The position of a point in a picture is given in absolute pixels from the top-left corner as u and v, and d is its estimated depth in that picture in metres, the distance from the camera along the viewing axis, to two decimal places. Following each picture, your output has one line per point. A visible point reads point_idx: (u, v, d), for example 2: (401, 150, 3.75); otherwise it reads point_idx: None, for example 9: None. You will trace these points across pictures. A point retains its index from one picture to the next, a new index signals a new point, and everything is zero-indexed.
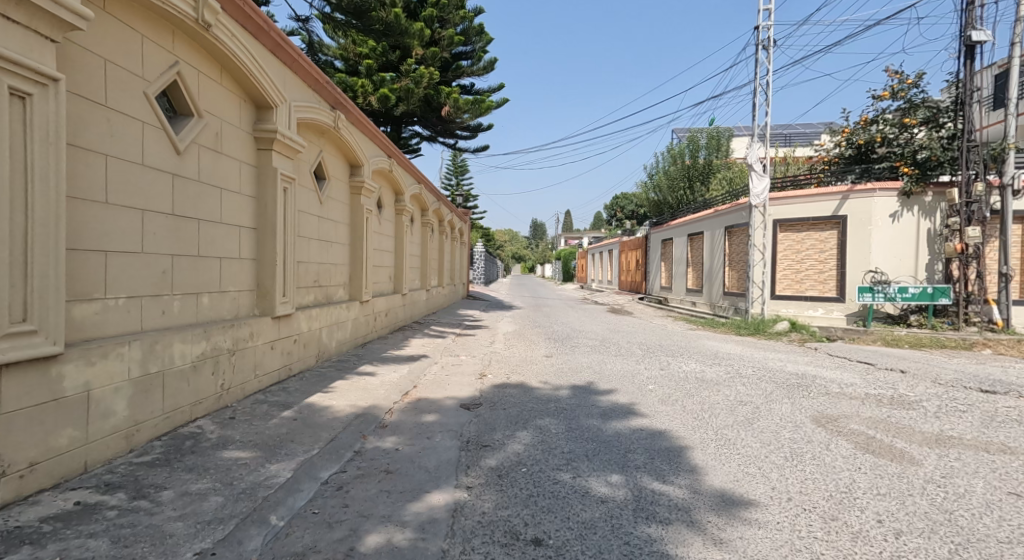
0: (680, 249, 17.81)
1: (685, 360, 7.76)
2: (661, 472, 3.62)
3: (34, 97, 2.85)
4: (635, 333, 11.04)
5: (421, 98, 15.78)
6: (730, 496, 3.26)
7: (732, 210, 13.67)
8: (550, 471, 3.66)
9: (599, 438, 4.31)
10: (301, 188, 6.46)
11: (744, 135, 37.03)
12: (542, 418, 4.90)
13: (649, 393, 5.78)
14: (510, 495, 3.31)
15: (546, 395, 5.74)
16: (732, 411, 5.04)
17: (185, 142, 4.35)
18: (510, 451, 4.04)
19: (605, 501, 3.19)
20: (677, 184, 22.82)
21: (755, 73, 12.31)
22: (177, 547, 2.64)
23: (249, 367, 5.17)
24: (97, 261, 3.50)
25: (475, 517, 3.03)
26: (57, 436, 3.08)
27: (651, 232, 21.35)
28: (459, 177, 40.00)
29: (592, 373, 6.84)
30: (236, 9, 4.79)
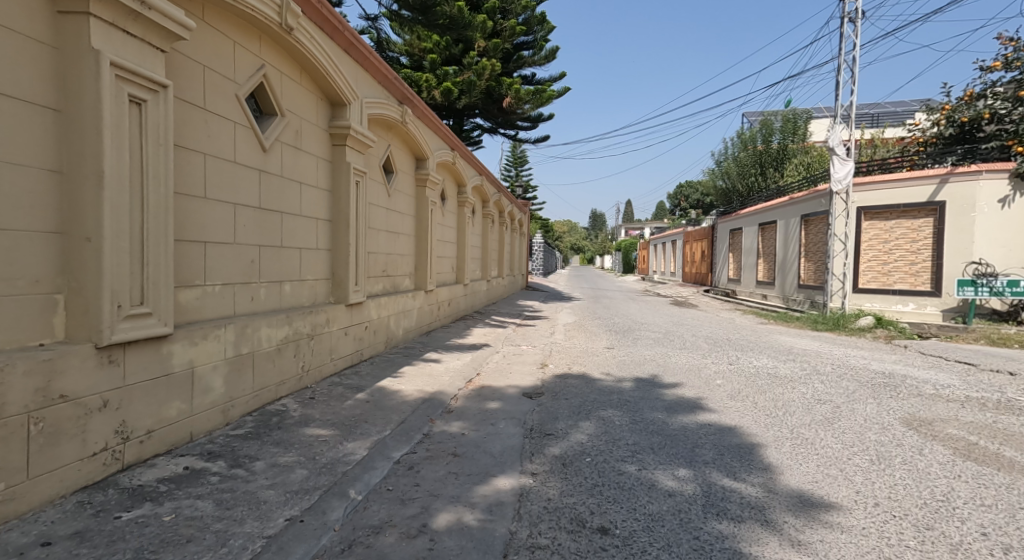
0: (749, 240, 17.13)
1: (757, 355, 7.51)
2: (732, 469, 3.56)
3: (147, 103, 3.10)
4: (703, 327, 10.76)
5: (483, 89, 15.98)
6: (808, 498, 3.17)
7: (810, 197, 12.98)
8: (615, 462, 3.69)
9: (664, 432, 4.29)
10: (371, 182, 6.75)
11: (824, 118, 34.95)
12: (605, 409, 4.92)
13: (717, 388, 5.66)
14: (575, 483, 3.37)
15: (609, 387, 5.75)
16: (809, 410, 4.85)
17: (270, 141, 4.67)
18: (573, 441, 4.10)
19: (672, 495, 3.19)
20: (748, 171, 21.91)
21: (840, 49, 11.59)
22: (271, 512, 2.88)
23: (325, 351, 5.50)
24: (197, 251, 3.82)
25: (541, 503, 3.11)
26: (167, 407, 3.42)
27: (719, 222, 20.64)
28: (520, 168, 40.23)
29: (657, 366, 6.78)
30: (314, 11, 5.05)
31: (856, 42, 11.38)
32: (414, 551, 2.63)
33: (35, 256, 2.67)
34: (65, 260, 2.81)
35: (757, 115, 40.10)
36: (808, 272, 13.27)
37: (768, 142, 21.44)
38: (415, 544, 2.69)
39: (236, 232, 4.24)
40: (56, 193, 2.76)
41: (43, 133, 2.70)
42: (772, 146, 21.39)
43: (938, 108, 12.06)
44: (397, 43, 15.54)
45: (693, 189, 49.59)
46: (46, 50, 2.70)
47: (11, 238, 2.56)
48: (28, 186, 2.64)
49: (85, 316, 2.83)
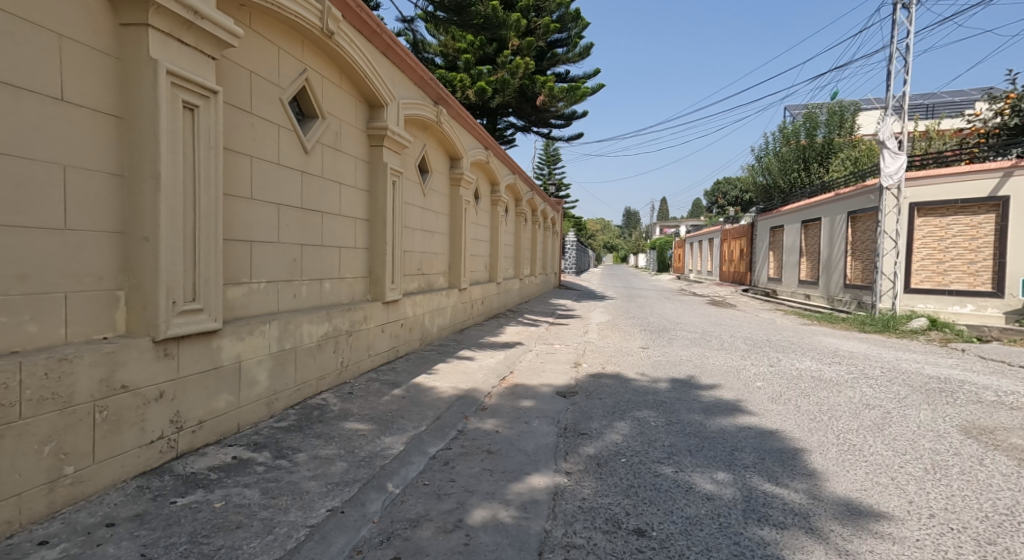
0: (791, 238, 16.68)
1: (799, 357, 7.32)
2: (774, 474, 3.50)
3: (199, 108, 3.24)
4: (741, 327, 10.54)
5: (517, 88, 16.03)
6: (856, 506, 3.10)
7: (857, 193, 12.55)
8: (650, 463, 3.67)
9: (702, 434, 4.25)
10: (407, 181, 6.87)
11: (874, 109, 33.79)
12: (640, 409, 4.90)
13: (757, 391, 5.55)
14: (610, 483, 3.38)
15: (645, 387, 5.72)
16: (857, 415, 4.72)
17: (312, 142, 4.81)
18: (608, 441, 4.11)
19: (711, 499, 3.17)
20: (791, 166, 21.35)
21: (892, 37, 11.16)
22: (313, 502, 2.99)
23: (363, 348, 5.64)
24: (243, 249, 3.97)
25: (576, 503, 3.13)
26: (217, 399, 3.58)
27: (759, 220, 20.17)
28: (553, 166, 40.18)
29: (693, 367, 6.69)
30: (353, 15, 5.18)
31: (910, 30, 10.93)
32: (451, 545, 2.68)
33: (100, 255, 2.81)
34: (125, 259, 2.95)
35: (799, 108, 38.86)
36: (854, 271, 12.85)
37: (812, 135, 20.79)
38: (452, 539, 2.74)
39: (280, 231, 4.39)
40: (117, 195, 2.90)
41: (106, 138, 2.83)
42: (816, 140, 20.74)
43: (1001, 97, 11.49)
44: (432, 44, 15.72)
45: (731, 185, 48.60)
46: (108, 60, 2.84)
47: (78, 237, 2.70)
48: (94, 189, 2.77)
49: (144, 311, 2.98)
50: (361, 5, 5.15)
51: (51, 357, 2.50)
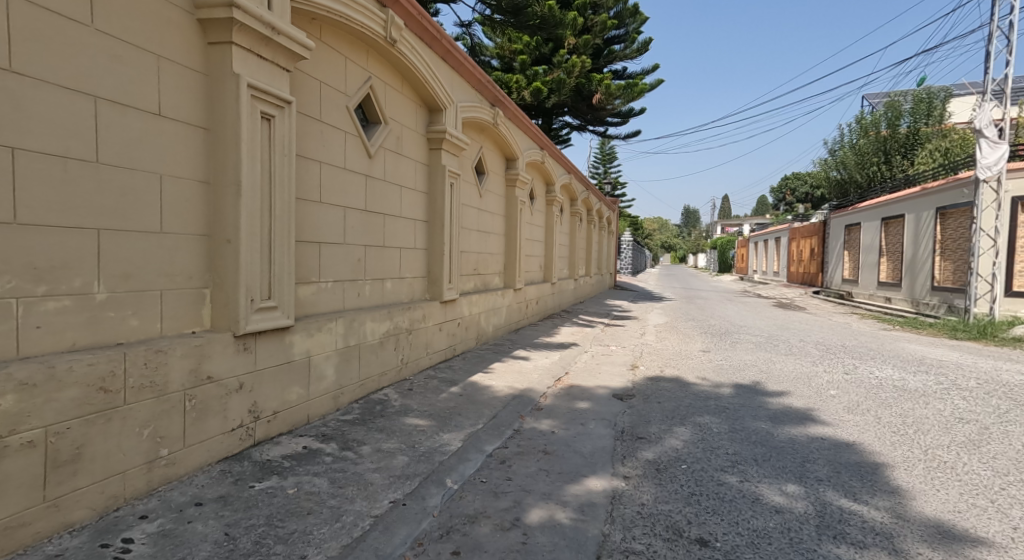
0: (869, 236, 15.79)
1: (879, 365, 6.92)
2: (852, 489, 3.36)
3: (275, 118, 3.45)
4: (810, 331, 10.06)
5: (574, 87, 16.01)
6: (947, 528, 2.92)
7: (948, 187, 11.77)
8: (713, 471, 3.60)
9: (769, 443, 4.12)
10: (464, 183, 7.01)
11: (969, 95, 31.34)
12: (702, 415, 4.80)
13: (831, 399, 5.31)
14: (670, 490, 3.34)
15: (706, 392, 5.59)
16: (948, 430, 4.43)
17: (375, 147, 5.01)
18: (667, 446, 4.05)
19: (780, 512, 3.07)
20: (869, 159, 20.22)
21: (993, 14, 10.34)
22: (377, 493, 3.12)
23: (422, 345, 5.81)
24: (312, 251, 4.19)
25: (635, 508, 3.12)
26: (289, 392, 3.80)
27: (832, 217, 19.25)
28: (609, 164, 39.73)
29: (758, 373, 6.48)
30: (414, 22, 5.35)
31: (1015, 6, 10.09)
32: (509, 543, 2.73)
33: (189, 256, 3.05)
34: (210, 260, 3.19)
35: (879, 97, 36.66)
36: (944, 272, 12.00)
37: (896, 125, 19.64)
38: (509, 537, 2.79)
39: (346, 233, 4.60)
40: (204, 201, 3.14)
41: (195, 149, 3.07)
42: (899, 130, 19.56)
43: None
44: (489, 47, 15.90)
45: (801, 182, 46.52)
46: (197, 76, 3.08)
47: (172, 240, 2.94)
48: (185, 196, 3.01)
49: (226, 308, 3.21)
50: (422, 13, 5.33)
51: (150, 349, 2.74)
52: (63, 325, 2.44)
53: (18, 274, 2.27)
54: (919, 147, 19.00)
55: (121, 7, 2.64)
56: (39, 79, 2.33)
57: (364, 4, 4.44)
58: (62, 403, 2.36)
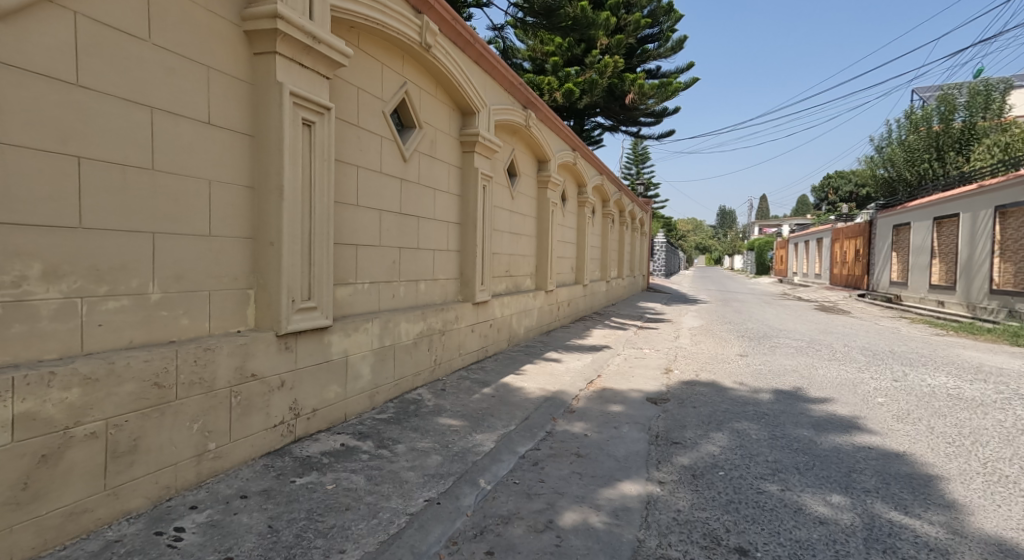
0: (920, 236, 15.23)
1: (931, 373, 6.64)
2: (903, 502, 3.24)
3: (316, 124, 3.56)
4: (855, 336, 9.73)
5: (606, 87, 15.93)
6: (1009, 546, 2.78)
7: (1008, 184, 11.28)
8: (752, 479, 3.53)
9: (812, 451, 4.02)
10: (496, 185, 7.07)
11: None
12: (739, 421, 4.71)
13: (878, 408, 5.14)
14: (707, 497, 3.29)
15: (744, 397, 5.48)
16: (1008, 442, 4.23)
17: (410, 151, 5.10)
18: (704, 452, 4.00)
19: (824, 523, 2.99)
20: (919, 156, 19.54)
21: None
22: (412, 491, 3.18)
23: (455, 346, 5.88)
24: (350, 253, 4.29)
25: (670, 513, 3.09)
26: (327, 390, 3.90)
27: (879, 217, 18.65)
28: (641, 165, 39.36)
29: (799, 379, 6.31)
30: (448, 27, 5.42)
31: None
32: (542, 545, 2.74)
33: (234, 258, 3.17)
34: (255, 262, 3.31)
35: (930, 91, 35.18)
36: (1002, 275, 11.48)
37: (949, 120, 18.71)
38: (543, 539, 2.80)
39: (381, 235, 4.69)
40: (249, 205, 3.26)
41: (241, 155, 3.19)
42: (953, 125, 18.59)
43: None
44: (520, 49, 15.96)
45: (846, 181, 45.13)
46: (243, 85, 3.20)
47: (219, 243, 3.06)
48: (231, 201, 3.14)
49: (269, 309, 3.32)
50: (456, 18, 5.40)
51: (199, 347, 2.86)
52: (121, 323, 2.57)
53: (82, 275, 2.41)
54: (975, 142, 18.04)
55: (175, 21, 2.77)
56: (103, 92, 2.46)
57: (400, 11, 4.53)
58: (121, 397, 2.49)
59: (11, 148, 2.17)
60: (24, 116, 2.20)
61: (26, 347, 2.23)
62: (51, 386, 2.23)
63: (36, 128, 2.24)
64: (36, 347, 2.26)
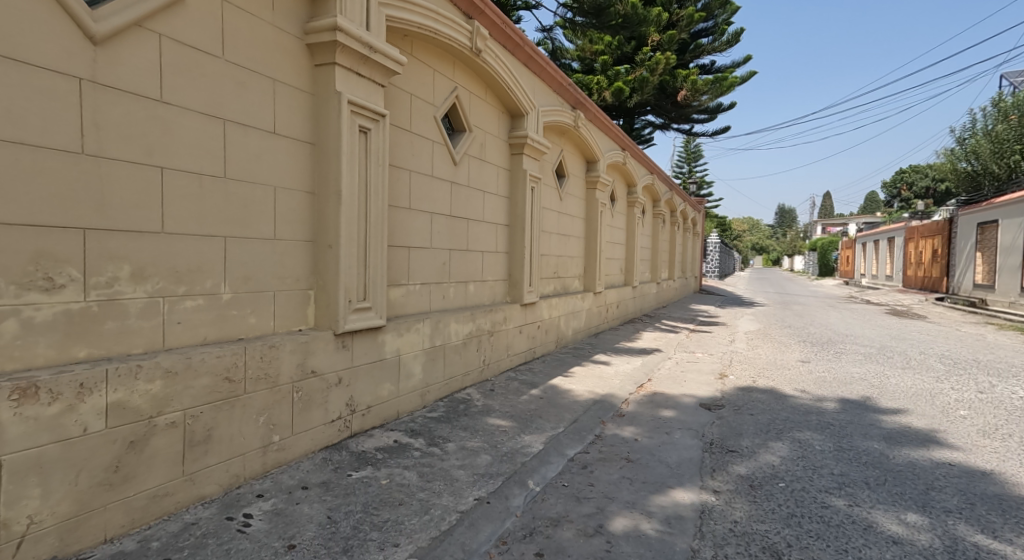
0: (1009, 235, 14.22)
1: (1021, 385, 6.17)
2: (990, 525, 3.03)
3: (372, 131, 3.68)
4: (933, 343, 9.13)
5: (657, 85, 15.70)
6: None
7: None
8: (816, 492, 3.40)
9: (882, 465, 3.84)
10: (545, 186, 7.09)
11: None
12: (801, 431, 4.55)
13: (959, 421, 4.84)
14: (767, 509, 3.19)
15: (806, 406, 5.27)
16: None
17: (461, 154, 5.20)
18: (762, 462, 3.89)
19: (897, 542, 2.84)
20: (1008, 148, 18.24)
21: None
22: (463, 489, 3.24)
23: (503, 347, 5.94)
24: (402, 255, 4.42)
25: (726, 524, 3.02)
26: (381, 388, 4.03)
27: (961, 216, 17.51)
28: (693, 163, 38.49)
29: (869, 388, 6.00)
30: (498, 31, 5.49)
31: None
32: (592, 549, 2.74)
33: (296, 260, 3.32)
34: (314, 264, 3.47)
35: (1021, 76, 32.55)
36: None
37: None
38: (593, 543, 2.80)
39: (432, 238, 4.81)
40: (310, 209, 3.42)
41: (302, 162, 3.35)
42: None
43: None
44: (569, 49, 15.95)
45: (921, 178, 42.57)
46: (305, 96, 3.36)
47: (282, 245, 3.22)
48: (294, 205, 3.30)
49: (327, 308, 3.47)
50: (506, 22, 5.46)
51: (265, 344, 3.02)
52: (197, 322, 2.75)
53: (164, 276, 2.59)
54: None
55: (245, 38, 2.94)
56: (183, 107, 2.65)
57: (452, 18, 4.63)
58: (196, 390, 2.66)
59: (106, 161, 2.36)
60: (117, 131, 2.39)
61: (117, 342, 2.43)
62: (138, 378, 2.41)
63: (126, 142, 2.43)
64: (125, 343, 2.45)
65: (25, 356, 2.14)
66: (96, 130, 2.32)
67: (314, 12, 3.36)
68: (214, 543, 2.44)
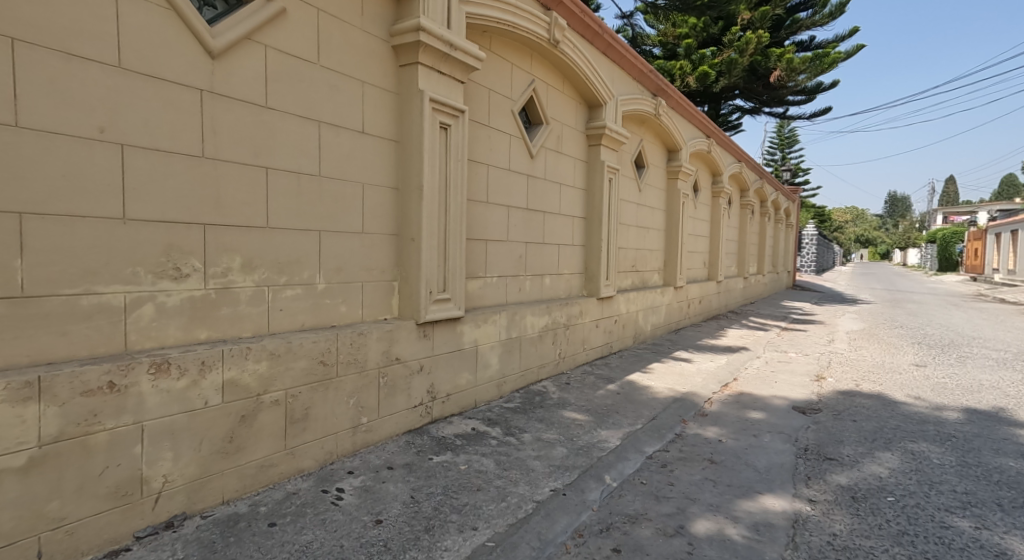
0: None
1: None
2: None
3: (452, 126, 3.79)
4: None
5: (747, 66, 14.95)
6: None
7: None
8: (934, 511, 3.15)
9: (1015, 485, 3.48)
10: (623, 178, 6.98)
11: None
12: (914, 442, 4.21)
13: None
14: (871, 524, 3.00)
15: (922, 415, 4.86)
16: None
17: (538, 148, 5.23)
18: (867, 473, 3.65)
19: None
20: None
21: None
22: (539, 480, 3.29)
23: (579, 342, 5.94)
24: (480, 248, 4.52)
25: (824, 537, 2.87)
26: (460, 377, 4.17)
27: None
28: (787, 149, 36.23)
29: (1000, 398, 5.41)
30: (576, 20, 5.46)
31: None
32: (673, 550, 2.71)
33: (381, 253, 3.51)
34: (398, 256, 3.64)
35: None
36: None
37: None
38: (674, 544, 2.76)
39: (509, 231, 4.88)
40: (394, 204, 3.59)
41: (388, 159, 3.52)
42: None
43: None
44: (650, 35, 15.54)
45: None
46: (390, 96, 3.52)
47: (369, 240, 3.41)
48: (380, 201, 3.48)
49: (410, 299, 3.62)
50: (584, 11, 5.42)
51: (354, 332, 3.22)
52: (296, 309, 2.98)
53: (268, 268, 2.83)
54: None
55: (337, 44, 3.13)
56: (285, 111, 2.87)
57: (530, 11, 4.66)
58: (295, 371, 2.89)
59: (221, 163, 2.60)
60: (231, 136, 2.63)
61: (231, 326, 2.68)
62: (248, 359, 2.65)
63: (239, 145, 2.67)
64: (237, 327, 2.70)
65: (159, 336, 2.41)
66: (213, 135, 2.57)
67: (399, 13, 3.51)
68: (312, 513, 2.65)
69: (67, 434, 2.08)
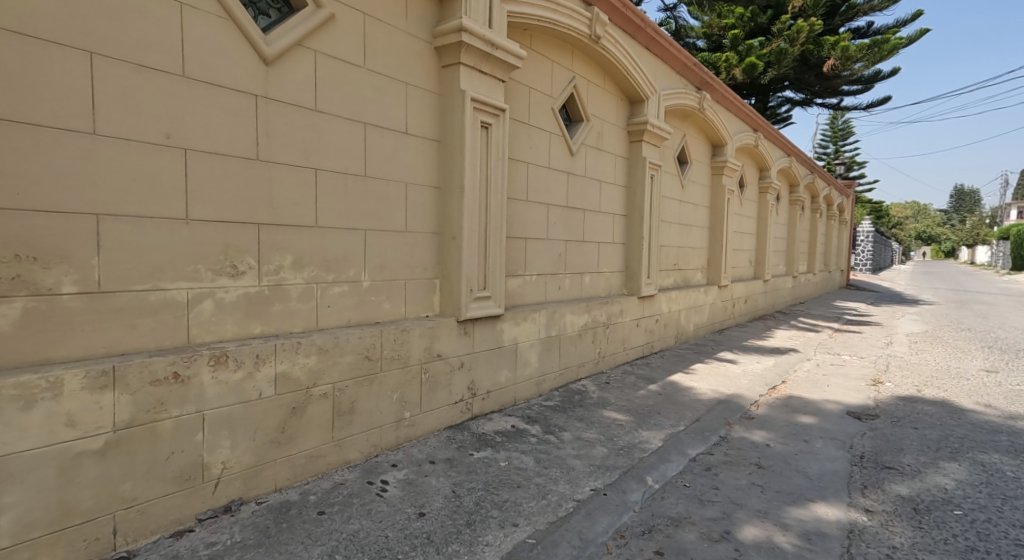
0: None
1: None
2: None
3: (493, 125, 3.82)
4: None
5: (798, 56, 14.44)
6: None
7: None
8: (1008, 527, 2.97)
9: None
10: (665, 174, 6.87)
11: None
12: (983, 453, 3.99)
13: None
14: (934, 538, 2.87)
15: (992, 424, 4.60)
16: None
17: (578, 145, 5.21)
18: (930, 483, 3.49)
19: None
20: None
21: None
22: (579, 479, 3.28)
23: (619, 340, 5.88)
24: (519, 246, 4.54)
25: (882, 549, 2.76)
26: (499, 374, 4.20)
27: None
28: (840, 142, 34.77)
29: None
30: (617, 15, 5.40)
31: None
32: (718, 555, 2.66)
33: (424, 251, 3.57)
34: (440, 254, 3.69)
35: None
36: None
37: None
38: (719, 549, 2.71)
39: (549, 229, 4.88)
40: (436, 202, 3.64)
41: (430, 158, 3.58)
42: None
43: None
44: (694, 27, 15.20)
45: None
46: (433, 96, 3.58)
47: (412, 238, 3.48)
48: (422, 199, 3.54)
49: (451, 296, 3.68)
50: (626, 5, 5.36)
51: (397, 328, 3.29)
52: (343, 306, 3.07)
53: (317, 266, 2.92)
54: None
55: (383, 46, 3.20)
56: (334, 114, 2.96)
57: (572, 7, 4.64)
58: (343, 366, 2.98)
59: (275, 165, 2.71)
60: (283, 139, 2.74)
61: (283, 321, 2.79)
62: (298, 353, 2.75)
63: (291, 148, 2.77)
64: (288, 322, 2.81)
65: (218, 330, 2.53)
66: (267, 138, 2.67)
67: (443, 15, 3.56)
68: (358, 503, 2.73)
69: (138, 420, 2.21)
